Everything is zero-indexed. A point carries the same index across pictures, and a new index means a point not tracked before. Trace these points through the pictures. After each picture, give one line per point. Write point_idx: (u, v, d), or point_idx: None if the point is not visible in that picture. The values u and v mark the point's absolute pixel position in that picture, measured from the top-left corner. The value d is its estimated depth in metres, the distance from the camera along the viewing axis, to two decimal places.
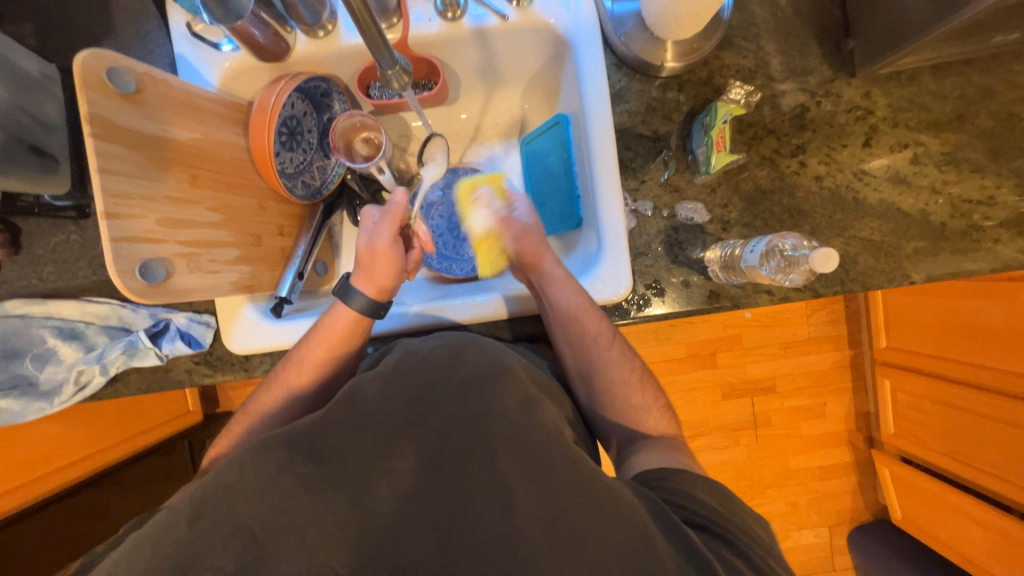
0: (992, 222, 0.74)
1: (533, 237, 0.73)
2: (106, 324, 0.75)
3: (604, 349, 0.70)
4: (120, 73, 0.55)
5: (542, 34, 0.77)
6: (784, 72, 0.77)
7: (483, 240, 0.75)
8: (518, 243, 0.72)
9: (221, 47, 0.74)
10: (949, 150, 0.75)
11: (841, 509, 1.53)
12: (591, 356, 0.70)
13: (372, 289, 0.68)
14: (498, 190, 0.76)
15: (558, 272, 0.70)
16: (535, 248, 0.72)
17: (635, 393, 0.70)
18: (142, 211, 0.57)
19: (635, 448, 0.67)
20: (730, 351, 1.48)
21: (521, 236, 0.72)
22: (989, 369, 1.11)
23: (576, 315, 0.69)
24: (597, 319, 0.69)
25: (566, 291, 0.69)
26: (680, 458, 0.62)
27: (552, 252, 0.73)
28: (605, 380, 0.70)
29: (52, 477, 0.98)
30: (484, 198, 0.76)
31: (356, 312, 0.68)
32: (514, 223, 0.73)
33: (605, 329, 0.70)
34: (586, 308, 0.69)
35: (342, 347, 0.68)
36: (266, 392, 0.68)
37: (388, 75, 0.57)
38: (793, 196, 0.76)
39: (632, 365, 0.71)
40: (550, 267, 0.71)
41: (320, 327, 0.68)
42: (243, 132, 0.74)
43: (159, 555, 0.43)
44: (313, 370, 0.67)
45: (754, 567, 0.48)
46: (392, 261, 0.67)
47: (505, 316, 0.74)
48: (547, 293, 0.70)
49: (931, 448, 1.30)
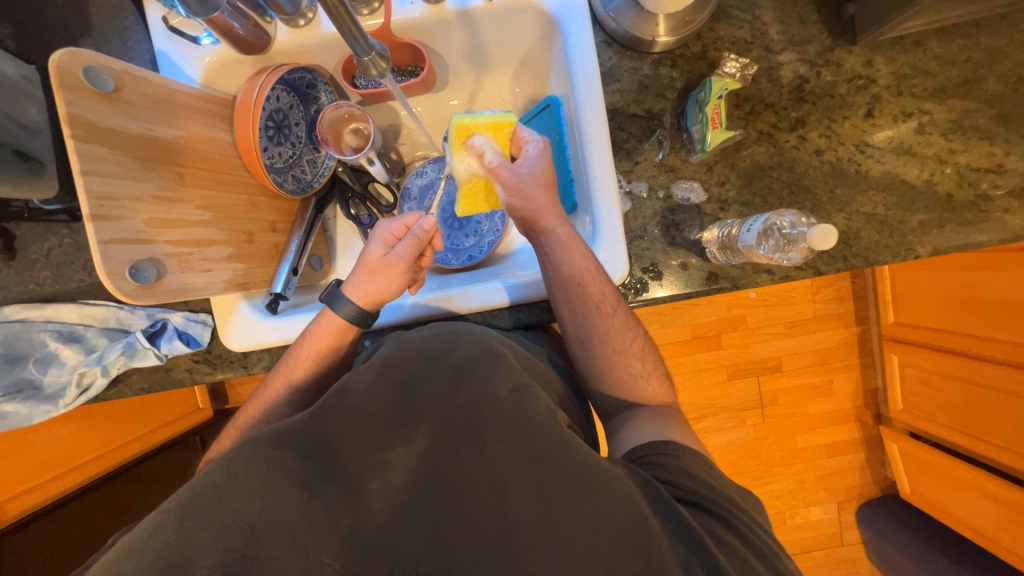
0: (1002, 190, 0.71)
1: (532, 191, 0.64)
2: (105, 325, 0.75)
3: (606, 317, 0.67)
4: (99, 72, 0.54)
5: (529, 13, 0.75)
6: (782, 42, 0.74)
7: (472, 186, 0.68)
8: (509, 195, 0.65)
9: (200, 41, 0.73)
10: (956, 118, 0.72)
11: (851, 486, 1.52)
12: (593, 322, 0.67)
13: (361, 298, 0.67)
14: (500, 138, 0.66)
15: (561, 233, 0.66)
16: (539, 202, 0.65)
17: (634, 361, 0.69)
18: (128, 211, 0.56)
19: (626, 420, 0.67)
20: (735, 332, 1.47)
21: (517, 189, 0.64)
22: (999, 341, 1.09)
23: (580, 280, 0.66)
24: (602, 284, 0.66)
25: (571, 254, 0.66)
26: (671, 431, 0.61)
27: (557, 208, 0.66)
28: (604, 348, 0.68)
29: (67, 477, 1.01)
30: (480, 151, 0.63)
31: (341, 321, 0.67)
32: (513, 176, 0.63)
33: (609, 297, 0.67)
34: (590, 273, 0.65)
35: (328, 351, 0.68)
36: (257, 402, 0.68)
37: (364, 62, 0.55)
38: (793, 172, 0.74)
39: (634, 334, 0.69)
40: (554, 225, 0.66)
41: (307, 333, 0.68)
42: (229, 128, 0.73)
43: (151, 559, 0.43)
44: (300, 375, 0.67)
45: (752, 550, 0.47)
46: (395, 286, 0.68)
47: (506, 304, 0.73)
48: (551, 254, 0.67)
49: (941, 423, 1.29)
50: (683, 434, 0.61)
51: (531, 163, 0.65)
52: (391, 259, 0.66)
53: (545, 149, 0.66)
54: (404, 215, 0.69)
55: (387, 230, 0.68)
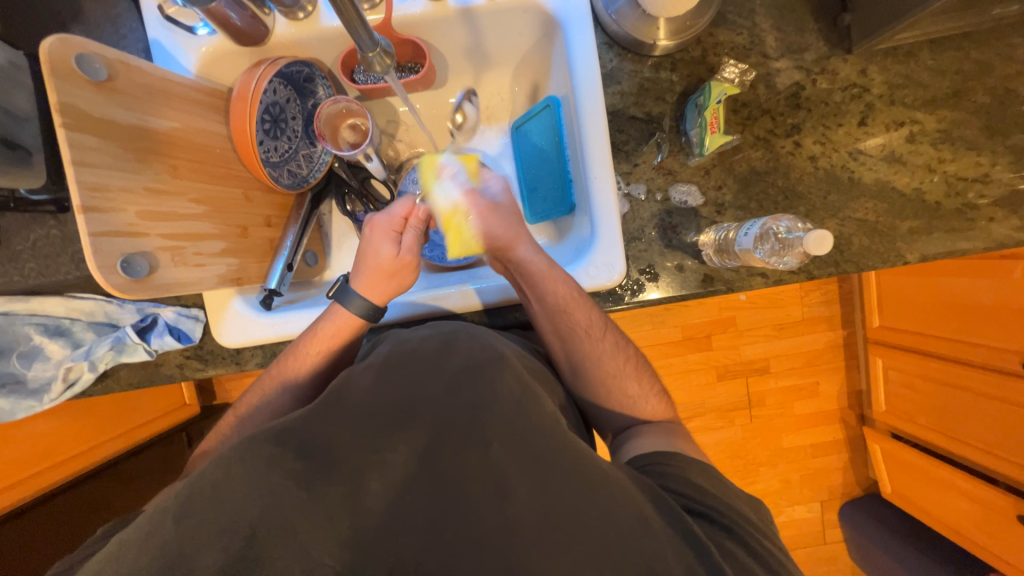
0: (987, 200, 0.73)
1: (503, 217, 0.68)
2: (92, 320, 0.74)
3: (596, 341, 0.68)
4: (90, 59, 0.52)
5: (531, 13, 0.75)
6: (779, 50, 0.75)
7: (452, 217, 0.69)
8: (487, 219, 0.67)
9: (196, 31, 0.72)
10: (945, 128, 0.74)
11: (835, 485, 1.55)
12: (584, 348, 0.67)
13: (381, 297, 0.69)
14: (469, 168, 0.71)
15: (538, 262, 0.66)
16: (506, 230, 0.67)
17: (631, 383, 0.69)
18: (121, 204, 0.55)
19: (628, 435, 0.67)
20: (724, 333, 1.49)
21: (488, 214, 0.67)
22: (978, 346, 1.13)
23: (565, 307, 0.66)
24: (587, 310, 0.67)
25: (549, 283, 0.66)
26: (674, 442, 0.62)
27: (530, 237, 0.68)
28: (599, 371, 0.68)
29: (51, 473, 0.98)
30: (449, 173, 0.70)
31: (353, 314, 0.67)
32: (484, 201, 0.68)
33: (595, 321, 0.67)
34: (573, 299, 0.66)
35: (336, 346, 0.68)
36: (255, 392, 0.67)
37: (369, 58, 0.56)
38: (788, 177, 0.75)
39: (626, 354, 0.69)
40: (527, 253, 0.67)
41: (316, 327, 0.68)
42: (224, 120, 0.72)
43: (143, 559, 0.42)
44: (305, 367, 0.67)
45: (748, 550, 0.48)
46: (413, 276, 0.69)
47: (480, 307, 0.73)
48: (531, 284, 0.67)
49: (922, 425, 1.33)
50: (685, 446, 0.61)
51: (497, 195, 0.70)
52: (403, 250, 0.67)
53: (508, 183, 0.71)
54: (394, 207, 0.68)
55: (383, 226, 0.67)
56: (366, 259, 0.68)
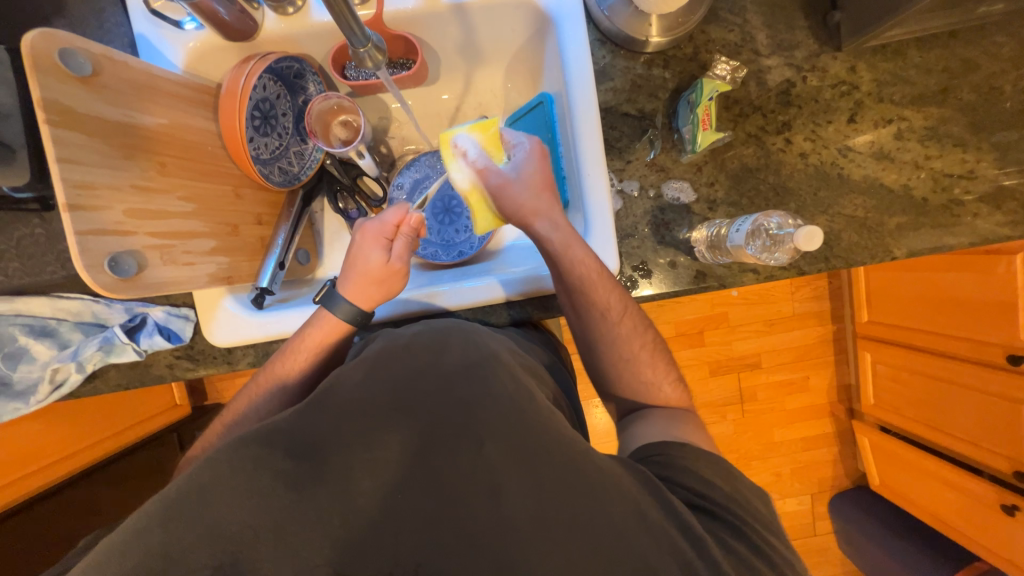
0: (973, 196, 0.74)
1: (513, 195, 0.68)
2: (79, 320, 0.72)
3: (612, 322, 0.68)
4: (74, 55, 0.51)
5: (523, 10, 0.75)
6: (770, 47, 0.76)
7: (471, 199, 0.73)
8: (502, 196, 0.69)
9: (183, 26, 0.71)
10: (933, 125, 0.75)
11: (824, 478, 1.57)
12: (599, 328, 0.68)
13: (370, 302, 0.68)
14: (489, 141, 0.72)
15: (555, 240, 0.66)
16: (523, 205, 0.68)
17: (644, 368, 0.69)
18: (107, 201, 0.54)
19: (636, 417, 0.67)
20: (717, 329, 1.50)
21: (501, 193, 0.69)
22: (968, 340, 1.14)
23: (582, 287, 0.66)
24: (607, 290, 0.66)
25: (568, 261, 0.65)
26: (677, 430, 0.61)
27: (553, 213, 0.68)
28: (612, 353, 0.69)
29: (39, 475, 0.97)
30: (462, 149, 0.71)
31: (341, 321, 0.67)
32: (495, 180, 0.69)
33: (615, 301, 0.67)
34: (593, 279, 0.65)
35: (323, 350, 0.67)
36: (243, 399, 0.67)
37: (360, 54, 0.55)
38: (779, 174, 0.76)
39: (642, 339, 0.69)
40: (545, 227, 0.67)
41: (303, 333, 0.67)
42: (212, 116, 0.71)
43: (133, 561, 0.42)
44: (294, 371, 0.66)
45: (741, 544, 0.49)
46: (401, 284, 0.69)
47: (503, 299, 0.73)
48: (552, 260, 0.67)
49: (908, 417, 1.36)
50: (690, 433, 0.61)
51: (518, 166, 0.69)
52: (393, 259, 0.67)
53: (533, 151, 0.70)
54: (387, 215, 0.67)
55: (374, 232, 0.67)
56: (355, 264, 0.67)
